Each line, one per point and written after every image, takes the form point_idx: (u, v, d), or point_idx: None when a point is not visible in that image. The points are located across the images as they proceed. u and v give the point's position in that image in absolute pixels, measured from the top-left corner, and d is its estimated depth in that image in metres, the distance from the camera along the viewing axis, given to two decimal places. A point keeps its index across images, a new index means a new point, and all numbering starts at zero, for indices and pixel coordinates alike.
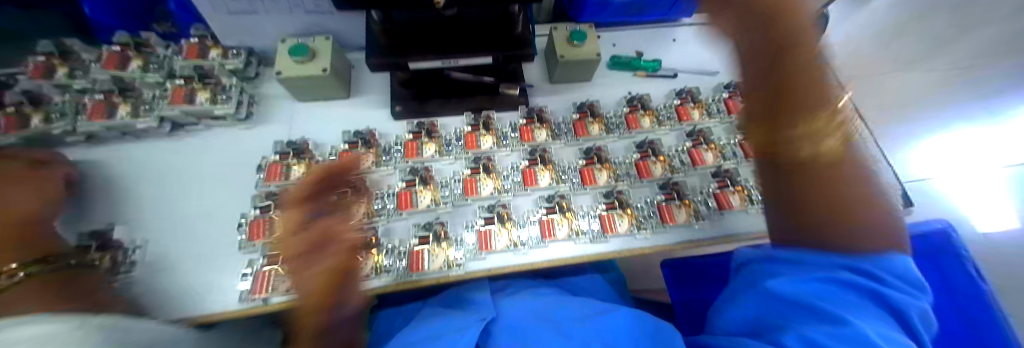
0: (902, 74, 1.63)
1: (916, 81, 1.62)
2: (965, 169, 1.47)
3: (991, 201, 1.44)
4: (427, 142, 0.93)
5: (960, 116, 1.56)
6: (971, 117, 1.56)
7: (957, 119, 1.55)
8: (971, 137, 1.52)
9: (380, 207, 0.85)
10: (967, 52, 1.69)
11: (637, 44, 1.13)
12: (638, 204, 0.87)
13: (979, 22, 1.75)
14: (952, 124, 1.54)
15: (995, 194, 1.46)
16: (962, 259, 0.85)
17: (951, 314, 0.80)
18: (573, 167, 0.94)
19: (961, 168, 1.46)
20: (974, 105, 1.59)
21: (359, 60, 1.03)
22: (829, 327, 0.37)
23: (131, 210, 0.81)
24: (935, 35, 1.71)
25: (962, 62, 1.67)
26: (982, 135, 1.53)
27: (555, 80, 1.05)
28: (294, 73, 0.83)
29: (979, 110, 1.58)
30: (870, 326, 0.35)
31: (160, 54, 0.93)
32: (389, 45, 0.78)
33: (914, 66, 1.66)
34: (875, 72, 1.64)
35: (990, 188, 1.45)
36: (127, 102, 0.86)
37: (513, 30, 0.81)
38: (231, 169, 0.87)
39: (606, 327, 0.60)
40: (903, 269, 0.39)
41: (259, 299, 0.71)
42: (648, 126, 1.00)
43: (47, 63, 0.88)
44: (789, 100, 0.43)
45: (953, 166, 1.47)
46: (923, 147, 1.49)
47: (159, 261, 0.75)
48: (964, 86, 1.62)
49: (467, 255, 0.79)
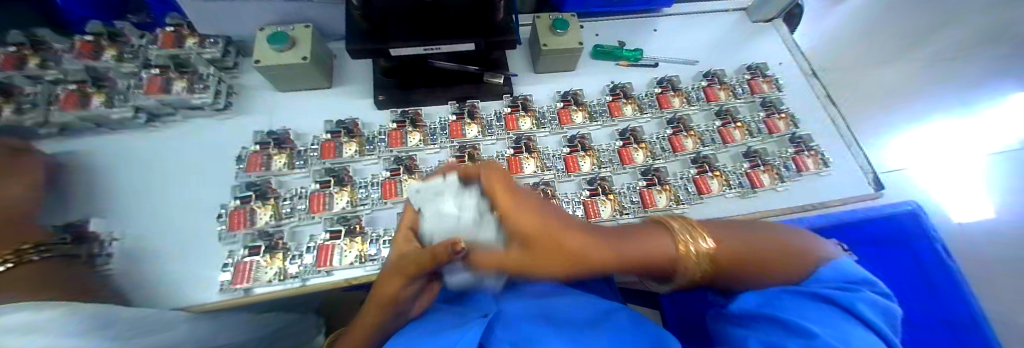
0: (880, 65, 1.67)
1: (894, 71, 1.66)
2: (946, 158, 1.50)
3: (970, 187, 1.49)
4: (412, 131, 0.93)
5: (937, 106, 1.60)
6: (947, 106, 1.61)
7: (933, 108, 1.59)
8: (948, 126, 1.56)
9: (364, 196, 0.84)
10: (943, 42, 1.74)
11: (620, 33, 1.13)
12: (621, 190, 0.89)
13: (952, 13, 1.80)
14: (929, 113, 1.58)
15: (973, 181, 1.50)
16: (929, 239, 0.90)
17: (921, 292, 0.85)
18: (557, 155, 0.94)
19: (941, 155, 1.50)
20: (948, 95, 1.63)
21: (341, 50, 1.02)
22: (794, 337, 0.29)
23: (108, 202, 0.79)
24: (910, 27, 1.76)
25: (937, 52, 1.72)
26: (958, 123, 1.58)
27: (539, 69, 1.05)
28: (274, 61, 0.82)
29: (954, 101, 1.62)
30: (828, 328, 0.29)
31: (135, 43, 0.91)
32: (370, 31, 0.77)
33: (892, 57, 1.70)
34: (854, 63, 1.68)
35: (966, 175, 1.50)
36: (101, 93, 0.83)
37: (495, 17, 0.80)
38: (211, 160, 0.86)
39: (609, 328, 0.49)
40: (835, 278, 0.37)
41: (241, 290, 0.70)
42: (631, 114, 1.01)
43: (17, 54, 0.86)
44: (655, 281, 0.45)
45: (934, 157, 1.49)
46: (903, 137, 1.52)
47: (136, 255, 0.74)
48: (940, 75, 1.66)
49: None
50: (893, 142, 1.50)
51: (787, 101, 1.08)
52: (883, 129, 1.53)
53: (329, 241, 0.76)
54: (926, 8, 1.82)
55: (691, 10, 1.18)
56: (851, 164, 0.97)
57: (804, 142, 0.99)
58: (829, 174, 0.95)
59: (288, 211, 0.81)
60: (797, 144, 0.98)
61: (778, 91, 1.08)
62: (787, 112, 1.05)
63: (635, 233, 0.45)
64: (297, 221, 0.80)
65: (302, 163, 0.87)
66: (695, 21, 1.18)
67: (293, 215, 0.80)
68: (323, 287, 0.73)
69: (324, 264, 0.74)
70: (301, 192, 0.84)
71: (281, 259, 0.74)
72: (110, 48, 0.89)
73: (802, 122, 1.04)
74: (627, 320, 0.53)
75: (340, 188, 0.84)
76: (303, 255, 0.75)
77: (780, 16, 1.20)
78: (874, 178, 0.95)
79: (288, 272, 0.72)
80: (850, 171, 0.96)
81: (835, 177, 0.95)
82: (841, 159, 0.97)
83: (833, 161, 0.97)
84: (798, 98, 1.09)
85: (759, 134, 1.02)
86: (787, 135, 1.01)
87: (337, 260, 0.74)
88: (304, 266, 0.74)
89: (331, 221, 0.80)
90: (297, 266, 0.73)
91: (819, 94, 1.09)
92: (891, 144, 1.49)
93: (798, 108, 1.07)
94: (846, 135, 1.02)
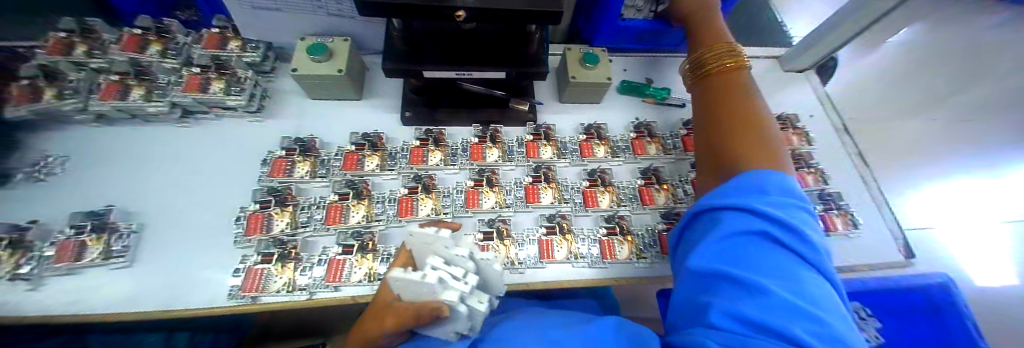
0: (909, 122, 1.64)
1: (922, 129, 1.62)
2: (978, 223, 1.44)
3: (1005, 256, 1.42)
4: (433, 150, 0.94)
5: (967, 168, 1.56)
6: (980, 169, 1.56)
7: (964, 170, 1.55)
8: (979, 190, 1.51)
9: (380, 211, 0.84)
10: (970, 105, 1.72)
11: (647, 70, 1.14)
12: (639, 232, 0.87)
13: (976, 79, 1.81)
14: (959, 174, 1.53)
15: (1005, 249, 1.44)
16: (962, 316, 0.91)
17: None
18: (576, 188, 0.93)
19: (973, 219, 1.45)
20: (979, 158, 1.59)
21: (374, 64, 1.05)
22: (750, 297, 0.40)
23: (133, 194, 0.80)
24: (936, 87, 1.76)
25: (965, 114, 1.70)
26: (993, 187, 1.53)
27: (564, 99, 1.06)
28: (310, 72, 0.84)
29: (986, 164, 1.58)
30: (779, 282, 0.42)
31: (180, 40, 0.94)
32: (406, 52, 0.79)
33: (921, 115, 1.67)
34: (883, 116, 1.64)
35: (999, 243, 1.44)
36: (141, 86, 0.86)
37: (528, 48, 0.82)
38: (236, 161, 0.87)
39: (597, 330, 0.54)
40: (774, 206, 0.49)
41: (249, 297, 0.69)
42: (654, 153, 1.00)
43: (68, 40, 0.89)
44: (726, 105, 0.67)
45: (969, 221, 1.43)
46: (929, 193, 1.46)
47: (153, 247, 0.74)
48: (969, 138, 1.63)
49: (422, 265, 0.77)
50: (925, 197, 1.45)
51: (816, 154, 1.06)
52: (915, 181, 1.48)
53: (340, 255, 0.76)
54: (951, 71, 1.83)
55: None
56: (880, 227, 0.95)
57: (834, 200, 0.98)
58: (860, 237, 0.93)
59: (305, 219, 0.81)
60: (826, 201, 0.97)
61: (805, 143, 1.07)
62: (816, 167, 1.03)
63: (750, 93, 0.69)
64: (311, 232, 0.80)
65: (324, 172, 0.87)
66: None
67: (309, 224, 0.80)
68: (329, 303, 0.71)
69: (334, 279, 0.73)
70: (320, 201, 0.84)
71: (291, 269, 0.73)
72: (154, 43, 0.92)
73: (828, 179, 1.02)
74: (614, 320, 0.58)
75: (358, 201, 0.84)
76: (314, 267, 0.75)
77: (813, 68, 1.20)
78: (905, 245, 0.92)
79: (296, 284, 0.72)
80: (879, 234, 0.94)
81: (866, 240, 0.92)
82: (870, 221, 0.96)
83: (868, 222, 0.95)
84: (824, 151, 1.07)
85: None
86: (817, 191, 0.99)
87: (346, 276, 0.73)
88: (313, 279, 0.73)
89: (345, 235, 0.79)
90: (307, 278, 0.73)
91: (850, 151, 1.08)
92: (919, 199, 1.44)
93: (824, 163, 1.05)
94: (878, 198, 1.00)
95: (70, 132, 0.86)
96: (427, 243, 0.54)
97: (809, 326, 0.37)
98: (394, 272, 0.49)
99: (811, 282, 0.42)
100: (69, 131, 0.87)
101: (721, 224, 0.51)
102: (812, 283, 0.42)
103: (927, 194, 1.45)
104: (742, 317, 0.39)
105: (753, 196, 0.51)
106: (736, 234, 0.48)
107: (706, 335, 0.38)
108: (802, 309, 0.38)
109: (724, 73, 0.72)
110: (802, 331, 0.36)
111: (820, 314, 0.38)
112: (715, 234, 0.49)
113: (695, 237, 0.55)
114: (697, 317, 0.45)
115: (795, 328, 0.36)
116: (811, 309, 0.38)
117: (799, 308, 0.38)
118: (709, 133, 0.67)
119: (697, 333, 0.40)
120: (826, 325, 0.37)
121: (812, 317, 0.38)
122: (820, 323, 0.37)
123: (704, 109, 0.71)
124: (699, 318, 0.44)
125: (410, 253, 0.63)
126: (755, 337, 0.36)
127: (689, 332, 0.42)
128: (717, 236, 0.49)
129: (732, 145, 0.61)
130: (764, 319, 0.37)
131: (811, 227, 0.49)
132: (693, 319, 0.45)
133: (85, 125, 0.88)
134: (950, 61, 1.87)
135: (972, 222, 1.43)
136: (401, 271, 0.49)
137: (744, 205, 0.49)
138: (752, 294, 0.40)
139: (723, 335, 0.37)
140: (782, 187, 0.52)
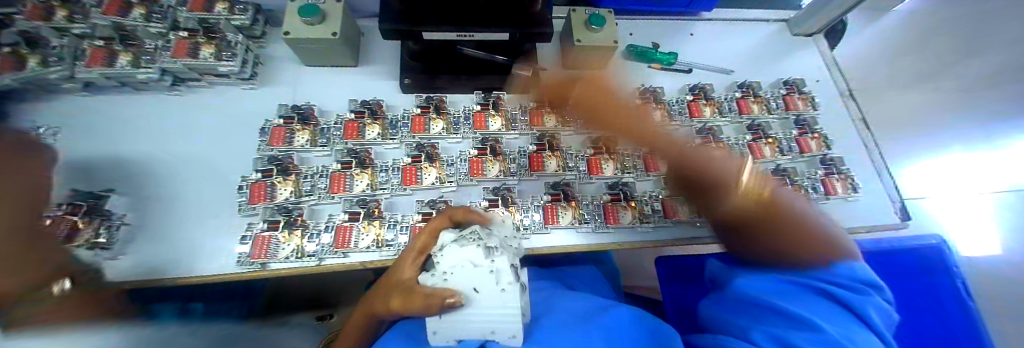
0: (931, 86, 1.55)
1: (945, 95, 1.53)
2: (995, 187, 1.39)
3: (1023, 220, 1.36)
4: (435, 118, 0.92)
5: (989, 132, 1.48)
6: (995, 135, 1.47)
7: (987, 134, 1.47)
8: (1001, 156, 1.43)
9: (384, 180, 0.83)
10: (997, 65, 1.61)
11: (654, 34, 1.09)
12: (643, 198, 0.87)
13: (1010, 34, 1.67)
14: (979, 138, 1.45)
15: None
16: (950, 273, 0.85)
17: (938, 333, 0.81)
18: (580, 156, 0.93)
19: (977, 188, 1.37)
20: (1003, 122, 1.50)
21: (370, 28, 1.01)
22: (799, 330, 0.31)
23: (126, 167, 0.78)
24: (962, 45, 1.64)
25: (992, 75, 1.59)
26: (1014, 151, 1.45)
27: (568, 65, 1.02)
28: (304, 35, 0.80)
29: (1008, 127, 1.50)
30: (844, 333, 0.30)
31: (163, 4, 0.88)
32: (403, 11, 0.75)
33: (948, 82, 1.56)
34: (902, 82, 1.55)
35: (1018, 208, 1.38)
36: (127, 52, 0.82)
37: (533, 8, 0.78)
38: (231, 132, 0.85)
39: (612, 318, 0.48)
40: (849, 272, 0.37)
41: (258, 263, 0.71)
42: (660, 120, 0.98)
43: (45, 5, 0.83)
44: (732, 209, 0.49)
45: (983, 184, 1.38)
46: (947, 159, 1.39)
47: (148, 254, 0.70)
48: (992, 100, 1.54)
49: (397, 235, 0.76)
50: (927, 165, 1.36)
51: (821, 121, 1.04)
52: (918, 145, 1.41)
53: (347, 222, 0.76)
54: (984, 24, 1.68)
55: (729, 18, 1.15)
56: (882, 191, 0.96)
57: (836, 164, 0.97)
58: (856, 200, 0.94)
59: (308, 188, 0.80)
60: (828, 166, 0.97)
61: (811, 110, 1.05)
62: (821, 132, 1.02)
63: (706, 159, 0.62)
64: (316, 200, 0.79)
65: (324, 141, 0.86)
66: (733, 28, 1.14)
67: (313, 193, 0.80)
68: (337, 268, 0.73)
69: (342, 245, 0.74)
70: (323, 170, 0.83)
71: (298, 236, 0.74)
72: (137, 6, 0.86)
73: (833, 144, 1.02)
74: (629, 310, 0.52)
75: (361, 169, 0.83)
76: (320, 234, 0.75)
77: (823, 31, 1.15)
78: (903, 208, 0.94)
79: (305, 250, 0.73)
80: (879, 197, 0.95)
81: (862, 204, 0.94)
82: (869, 186, 0.96)
83: (868, 188, 0.96)
84: (831, 116, 1.06)
85: (791, 152, 0.99)
86: (819, 155, 0.99)
87: (354, 242, 0.74)
88: (321, 245, 0.74)
89: (350, 203, 0.79)
90: (314, 245, 0.73)
91: (854, 117, 1.06)
92: (932, 164, 1.37)
93: (830, 129, 1.04)
94: (879, 162, 1.00)
95: (59, 101, 0.83)
96: (476, 277, 0.44)
97: None
98: (452, 247, 0.47)
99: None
100: (58, 100, 0.83)
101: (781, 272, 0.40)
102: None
103: (937, 163, 1.37)
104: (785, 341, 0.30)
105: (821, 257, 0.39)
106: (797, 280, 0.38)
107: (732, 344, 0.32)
108: None
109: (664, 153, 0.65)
110: None
111: None
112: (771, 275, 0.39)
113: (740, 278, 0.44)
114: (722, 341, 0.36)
115: None
116: None
117: None
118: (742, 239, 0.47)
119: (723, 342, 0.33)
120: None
121: None
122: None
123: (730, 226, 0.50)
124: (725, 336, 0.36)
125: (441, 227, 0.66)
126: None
127: (713, 338, 0.35)
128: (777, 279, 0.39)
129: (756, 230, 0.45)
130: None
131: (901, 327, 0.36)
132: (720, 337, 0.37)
133: (74, 95, 0.84)
134: (985, 13, 1.70)
135: (975, 190, 1.36)
136: (472, 243, 0.47)
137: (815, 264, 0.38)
138: (796, 326, 0.31)
139: None
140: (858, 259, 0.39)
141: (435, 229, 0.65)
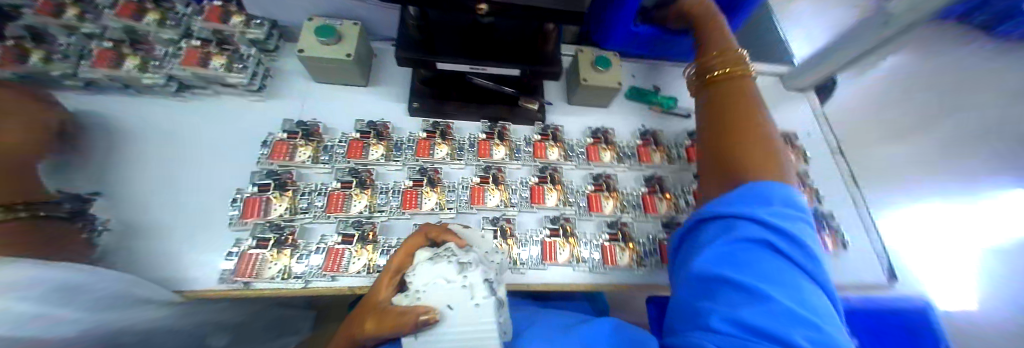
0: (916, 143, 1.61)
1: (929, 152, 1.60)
2: (977, 239, 1.43)
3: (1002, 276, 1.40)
4: (440, 143, 0.92)
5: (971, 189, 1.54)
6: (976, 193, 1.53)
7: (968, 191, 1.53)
8: (980, 210, 1.49)
9: (383, 202, 0.82)
10: (974, 128, 1.70)
11: (656, 79, 1.14)
12: (641, 239, 0.88)
13: (983, 101, 1.79)
14: (961, 195, 1.51)
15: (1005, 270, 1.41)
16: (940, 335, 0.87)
17: None
18: (581, 191, 0.93)
19: (961, 239, 1.40)
20: (984, 181, 1.57)
21: (382, 50, 1.02)
22: (753, 303, 0.43)
23: (116, 171, 0.76)
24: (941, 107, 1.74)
25: (971, 137, 1.67)
26: (990, 206, 1.52)
27: (573, 101, 1.05)
28: (317, 53, 0.81)
29: (989, 185, 1.57)
30: (783, 292, 0.44)
31: (180, 11, 0.89)
32: (419, 41, 0.77)
33: (932, 141, 1.63)
34: (892, 136, 1.61)
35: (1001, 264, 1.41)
36: (135, 56, 0.82)
37: (544, 47, 0.81)
38: (232, 141, 0.84)
39: (591, 330, 0.59)
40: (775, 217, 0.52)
41: (240, 282, 0.67)
42: (659, 161, 1.00)
43: (58, 2, 0.83)
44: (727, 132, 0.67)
45: (966, 236, 1.42)
46: (932, 207, 1.44)
47: (125, 267, 0.66)
48: (973, 161, 1.61)
49: None
50: (913, 210, 1.41)
51: (813, 174, 1.08)
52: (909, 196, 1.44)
53: (339, 245, 0.74)
54: (960, 90, 1.79)
55: None
56: (869, 248, 0.99)
57: (826, 219, 1.00)
58: (845, 256, 0.97)
59: (305, 205, 0.79)
60: (819, 220, 1.00)
61: (802, 162, 1.09)
62: (813, 186, 1.05)
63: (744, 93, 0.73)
64: (311, 218, 0.78)
65: (327, 158, 0.85)
66: None
67: (309, 211, 0.78)
68: (324, 292, 0.70)
69: (331, 268, 0.71)
70: (321, 188, 0.82)
71: (287, 255, 0.72)
72: (152, 11, 0.87)
73: (824, 198, 1.05)
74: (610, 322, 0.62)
75: (361, 190, 0.82)
76: (311, 255, 0.73)
77: (814, 88, 1.21)
78: (889, 267, 0.97)
79: (292, 271, 0.70)
80: (867, 254, 0.98)
81: (850, 259, 0.97)
82: (857, 242, 0.99)
83: (855, 242, 0.99)
84: (822, 169, 1.10)
85: None
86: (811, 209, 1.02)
87: (344, 266, 0.72)
88: (309, 267, 0.71)
89: (344, 224, 0.78)
90: (302, 266, 0.71)
91: (843, 172, 1.10)
92: (918, 209, 1.42)
93: (820, 182, 1.07)
94: (867, 218, 1.03)
95: None
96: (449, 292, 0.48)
97: (808, 332, 0.39)
98: (424, 266, 0.52)
99: (801, 286, 0.45)
100: None
101: (731, 231, 0.52)
102: (807, 289, 0.45)
103: (923, 209, 1.42)
104: (742, 322, 0.41)
105: (755, 205, 0.54)
106: (734, 242, 0.50)
107: (706, 336, 0.41)
108: (801, 315, 0.41)
109: (727, 83, 0.75)
110: (802, 337, 0.39)
111: (819, 322, 0.41)
112: (721, 240, 0.51)
113: (701, 240, 0.56)
114: (693, 320, 0.47)
115: (796, 335, 0.38)
116: (811, 316, 0.41)
117: (794, 317, 0.40)
118: (721, 152, 0.67)
119: (697, 333, 0.43)
120: (825, 333, 0.40)
121: (812, 324, 0.40)
122: (815, 327, 0.40)
123: (714, 143, 0.69)
124: (695, 321, 0.46)
125: (416, 246, 0.65)
126: (753, 340, 0.39)
127: (690, 334, 0.44)
128: (717, 247, 0.51)
129: (727, 168, 0.64)
130: (764, 324, 0.40)
131: (811, 239, 0.51)
132: (691, 322, 0.47)
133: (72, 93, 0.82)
134: (959, 80, 1.82)
135: (959, 240, 1.40)
136: (443, 260, 0.52)
137: (751, 216, 0.51)
138: (752, 300, 0.43)
139: (724, 338, 0.40)
140: (783, 197, 0.55)
141: (410, 248, 0.65)
